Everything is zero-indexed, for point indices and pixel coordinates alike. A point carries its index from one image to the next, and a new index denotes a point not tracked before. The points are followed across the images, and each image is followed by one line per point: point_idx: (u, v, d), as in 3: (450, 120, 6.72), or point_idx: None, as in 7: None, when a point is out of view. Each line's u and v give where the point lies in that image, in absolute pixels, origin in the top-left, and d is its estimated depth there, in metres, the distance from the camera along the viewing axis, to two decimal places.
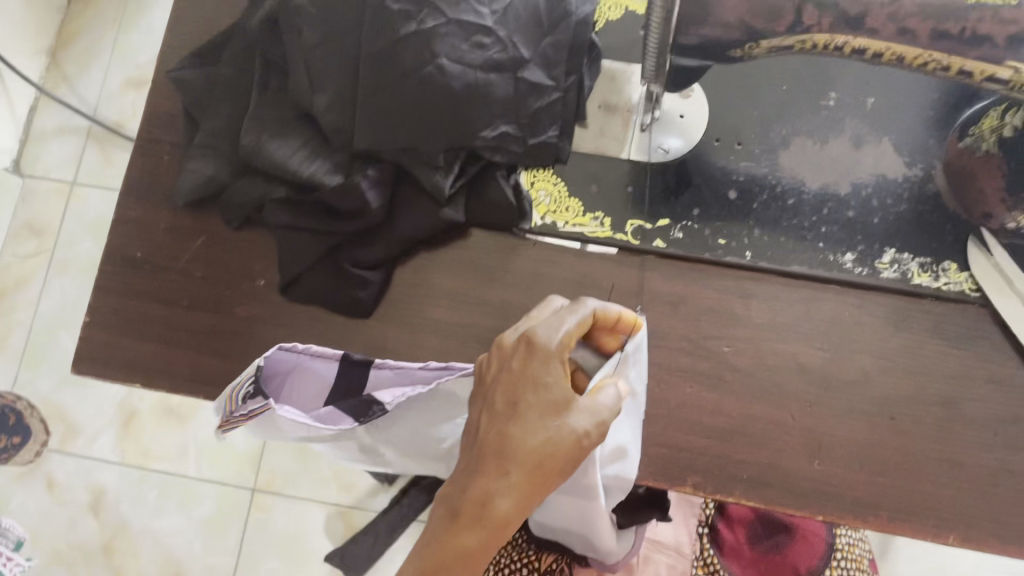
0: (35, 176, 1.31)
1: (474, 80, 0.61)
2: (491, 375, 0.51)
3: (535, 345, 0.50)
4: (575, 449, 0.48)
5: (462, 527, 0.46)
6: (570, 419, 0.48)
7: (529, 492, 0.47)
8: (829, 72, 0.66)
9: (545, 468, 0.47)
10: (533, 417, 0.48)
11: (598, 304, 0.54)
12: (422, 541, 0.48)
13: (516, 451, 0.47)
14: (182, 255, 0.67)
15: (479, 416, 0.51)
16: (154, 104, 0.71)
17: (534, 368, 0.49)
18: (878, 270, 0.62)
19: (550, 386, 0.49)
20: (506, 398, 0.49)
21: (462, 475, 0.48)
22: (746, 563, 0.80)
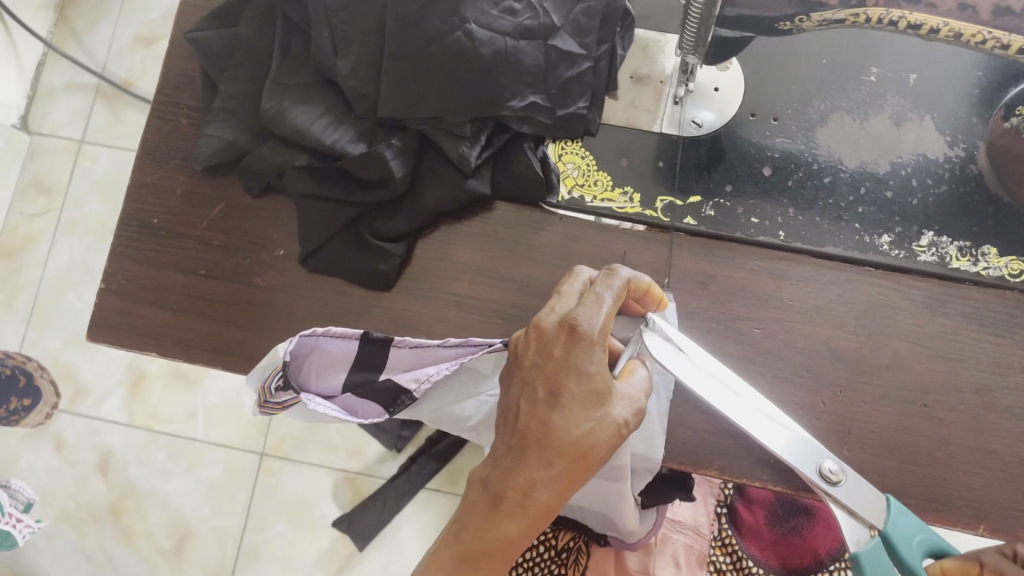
0: (43, 134, 1.29)
1: (504, 47, 0.59)
2: (530, 358, 0.50)
3: (578, 333, 0.48)
4: (615, 438, 0.48)
5: (505, 517, 0.46)
6: (612, 410, 0.48)
7: (570, 481, 0.47)
8: (871, 46, 0.64)
9: (587, 459, 0.47)
10: (575, 407, 0.48)
11: (631, 274, 0.52)
12: (460, 524, 0.48)
13: (559, 442, 0.47)
14: (199, 221, 0.66)
15: (516, 398, 0.50)
16: (170, 65, 0.68)
17: (577, 357, 0.48)
18: (915, 253, 0.60)
19: (592, 375, 0.48)
20: (547, 386, 0.48)
21: (502, 461, 0.48)
22: (767, 545, 0.82)
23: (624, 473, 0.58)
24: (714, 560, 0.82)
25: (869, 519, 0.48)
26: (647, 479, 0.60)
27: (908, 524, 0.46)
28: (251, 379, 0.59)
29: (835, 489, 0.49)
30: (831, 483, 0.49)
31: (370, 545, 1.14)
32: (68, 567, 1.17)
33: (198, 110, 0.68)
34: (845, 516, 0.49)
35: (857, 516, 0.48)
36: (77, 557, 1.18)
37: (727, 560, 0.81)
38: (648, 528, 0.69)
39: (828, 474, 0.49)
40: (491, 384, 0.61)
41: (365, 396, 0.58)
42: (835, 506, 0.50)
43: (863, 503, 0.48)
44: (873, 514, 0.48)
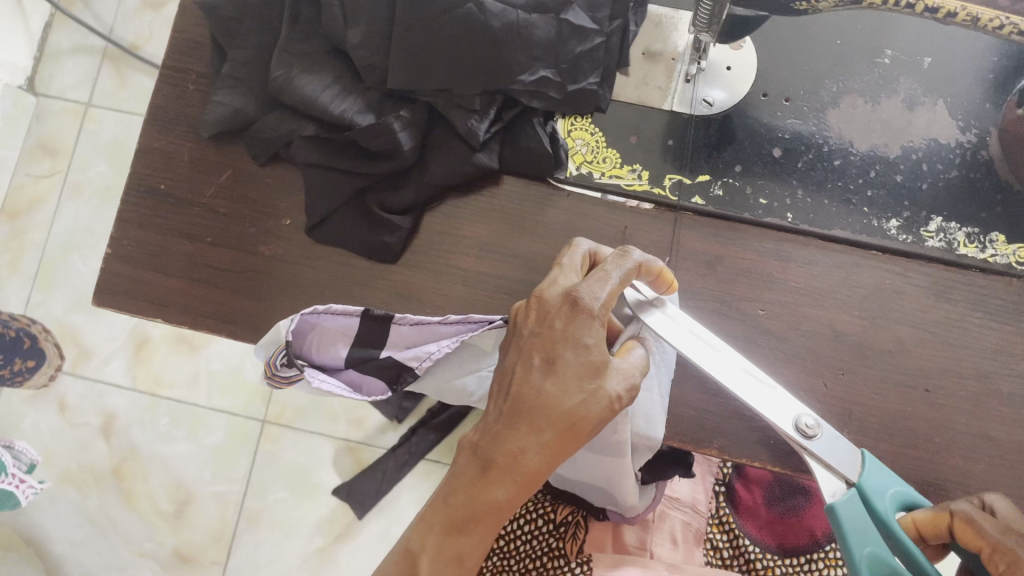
0: (49, 96, 1.29)
1: (515, 20, 0.59)
2: (528, 327, 0.51)
3: (580, 305, 0.49)
4: (606, 411, 0.49)
5: (493, 482, 0.47)
6: (605, 383, 0.49)
7: (558, 449, 0.48)
8: (886, 28, 0.63)
9: (576, 428, 0.48)
10: (570, 377, 0.48)
11: (644, 257, 0.52)
12: (449, 489, 0.49)
13: (550, 410, 0.48)
14: (206, 189, 0.66)
15: (511, 366, 0.50)
16: (179, 30, 0.68)
17: (576, 329, 0.49)
18: (923, 238, 0.60)
19: (588, 347, 0.49)
20: (544, 356, 0.49)
21: (493, 427, 0.49)
22: (762, 523, 0.77)
23: (625, 446, 0.58)
24: (711, 538, 0.77)
25: (843, 471, 0.50)
26: (646, 456, 0.60)
27: (882, 477, 0.50)
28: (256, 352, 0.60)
29: (811, 444, 0.50)
30: (807, 438, 0.50)
31: (369, 513, 1.15)
32: (70, 527, 1.19)
33: (207, 76, 0.67)
34: (822, 470, 0.51)
35: (833, 471, 0.50)
36: (79, 517, 1.19)
37: (723, 538, 0.77)
38: (649, 501, 0.69)
39: (805, 429, 0.50)
40: (493, 359, 0.61)
41: (368, 373, 0.58)
42: (812, 461, 0.51)
43: (837, 458, 0.50)
44: (846, 467, 0.50)
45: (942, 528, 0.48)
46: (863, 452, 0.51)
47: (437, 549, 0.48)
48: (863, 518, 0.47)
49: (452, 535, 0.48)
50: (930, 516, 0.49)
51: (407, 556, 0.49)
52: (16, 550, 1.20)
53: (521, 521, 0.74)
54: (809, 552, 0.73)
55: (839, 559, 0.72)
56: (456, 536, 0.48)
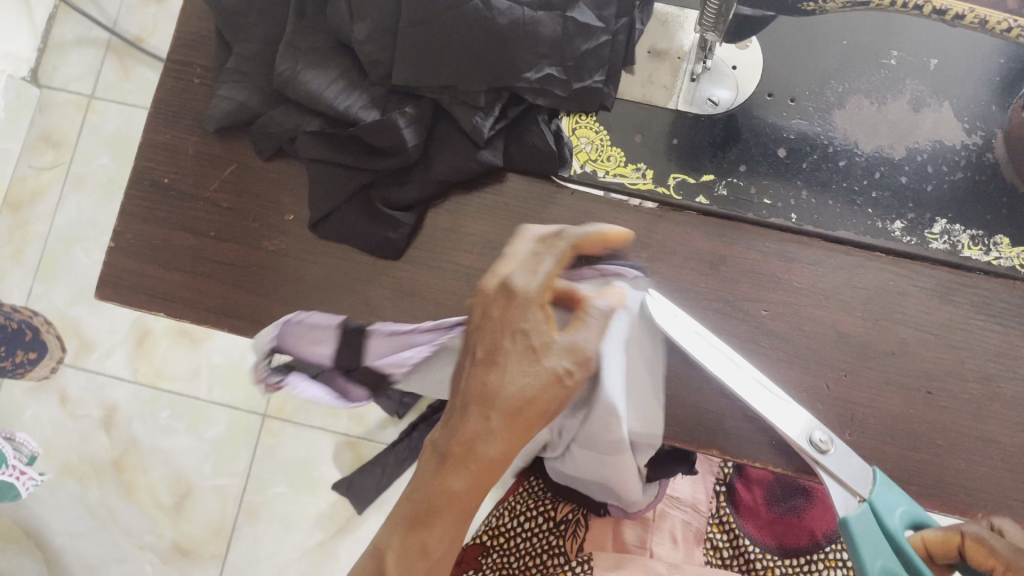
0: (53, 88, 1.29)
1: (521, 17, 0.59)
2: (475, 321, 0.52)
3: (513, 293, 0.50)
4: (557, 389, 0.50)
5: (450, 472, 0.49)
6: (548, 362, 0.50)
7: (512, 435, 0.50)
8: (893, 29, 0.63)
9: (525, 410, 0.49)
10: (512, 363, 0.50)
11: (576, 232, 0.52)
12: (415, 484, 0.51)
13: (497, 397, 0.49)
14: (210, 183, 0.66)
15: (465, 361, 0.52)
16: (185, 24, 0.68)
17: (513, 316, 0.50)
18: (927, 240, 0.59)
19: (528, 332, 0.50)
20: (487, 345, 0.51)
21: (451, 420, 0.51)
22: (762, 523, 0.77)
23: (622, 444, 0.58)
24: (711, 538, 0.77)
25: (853, 486, 0.53)
26: (649, 453, 0.60)
27: (891, 497, 0.52)
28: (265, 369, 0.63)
29: (823, 458, 0.53)
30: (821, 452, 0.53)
31: (369, 508, 1.15)
32: (70, 519, 1.20)
33: (212, 70, 0.67)
34: (833, 482, 0.53)
35: (847, 485, 0.52)
36: (79, 509, 1.20)
37: (723, 537, 0.77)
38: (651, 497, 0.70)
39: (818, 442, 0.53)
40: None
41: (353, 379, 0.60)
42: (824, 474, 0.53)
43: (850, 472, 0.53)
44: (859, 483, 0.53)
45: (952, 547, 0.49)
46: (874, 468, 0.54)
47: (402, 545, 0.50)
48: (872, 533, 0.49)
49: (415, 529, 0.50)
50: (942, 537, 0.50)
51: (377, 550, 0.51)
52: (16, 541, 1.21)
53: (521, 519, 0.74)
54: (808, 553, 0.73)
55: (839, 559, 0.72)
56: (419, 529, 0.50)
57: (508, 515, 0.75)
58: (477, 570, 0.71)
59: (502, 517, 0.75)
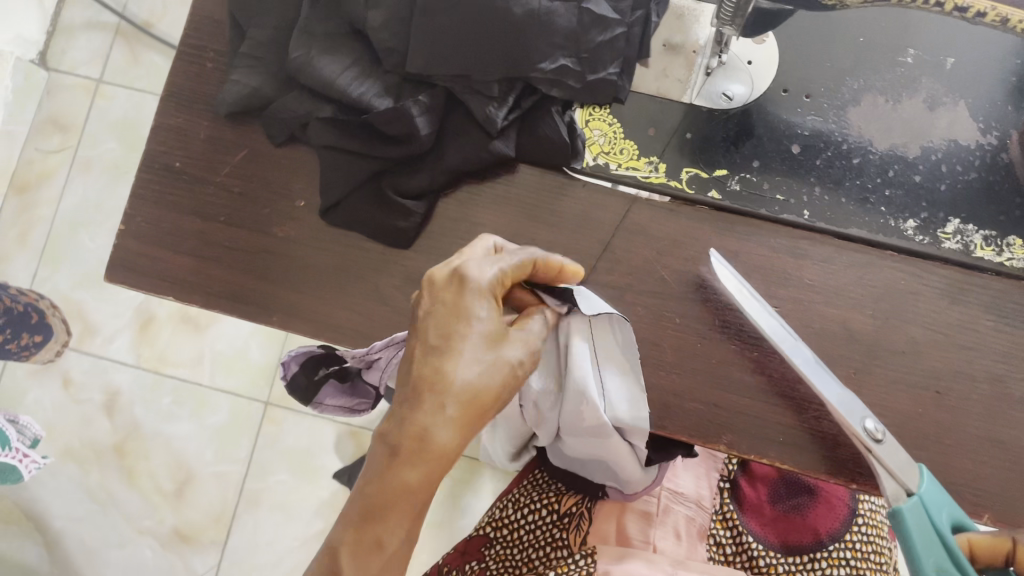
0: (61, 71, 1.29)
1: (538, 7, 0.59)
2: (422, 312, 0.52)
3: (467, 282, 0.51)
4: (511, 380, 0.51)
5: (404, 463, 0.48)
6: (503, 352, 0.51)
7: (466, 424, 0.49)
8: (910, 27, 0.63)
9: (480, 400, 0.49)
10: (466, 351, 0.50)
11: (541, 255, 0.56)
12: (367, 479, 0.49)
13: (454, 387, 0.49)
14: (221, 168, 0.65)
15: (411, 351, 0.51)
16: (198, 8, 0.67)
17: (466, 306, 0.50)
18: (940, 240, 0.59)
19: (479, 321, 0.50)
20: (438, 334, 0.50)
21: (400, 409, 0.49)
22: (766, 521, 0.76)
23: (607, 429, 0.58)
24: (715, 534, 0.75)
25: (902, 479, 0.53)
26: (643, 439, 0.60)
27: (939, 495, 0.52)
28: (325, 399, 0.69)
29: (876, 446, 0.53)
30: (873, 440, 0.53)
31: None
32: (70, 502, 1.20)
33: (225, 55, 0.67)
34: (886, 474, 0.53)
35: (896, 476, 0.53)
36: (80, 493, 1.20)
37: (727, 533, 0.75)
38: (651, 480, 0.69)
39: (871, 431, 0.53)
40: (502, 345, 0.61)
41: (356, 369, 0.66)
42: (876, 465, 0.54)
43: (899, 463, 0.53)
44: (908, 474, 0.53)
45: (999, 552, 0.52)
46: (920, 465, 0.54)
47: (355, 540, 0.48)
48: (927, 530, 0.51)
49: (367, 523, 0.48)
50: (990, 542, 0.53)
51: (327, 550, 0.49)
52: (17, 523, 1.21)
53: (526, 511, 0.74)
54: (813, 551, 0.73)
55: (843, 557, 0.72)
56: (373, 522, 0.48)
57: (513, 506, 0.75)
58: (479, 561, 0.73)
59: (509, 508, 0.75)
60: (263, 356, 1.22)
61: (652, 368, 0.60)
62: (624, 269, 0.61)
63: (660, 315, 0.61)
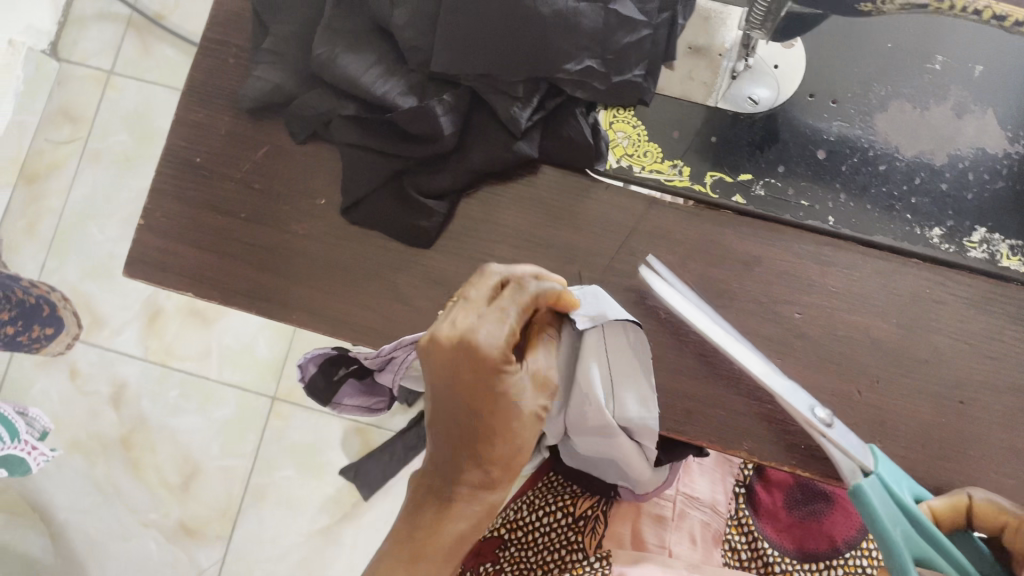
0: (73, 62, 1.29)
1: (565, 8, 0.58)
2: (442, 374, 0.51)
3: (487, 361, 0.49)
4: (537, 425, 0.54)
5: (455, 518, 0.53)
6: (531, 406, 0.53)
7: (507, 475, 0.55)
8: (939, 33, 0.62)
9: (520, 456, 0.54)
10: (505, 422, 0.51)
11: (538, 287, 0.53)
12: (410, 524, 0.54)
13: (500, 454, 0.53)
14: (241, 164, 0.65)
15: (441, 408, 0.52)
16: (220, 3, 0.67)
17: (490, 380, 0.50)
18: (966, 248, 0.59)
19: (508, 392, 0.51)
20: (469, 406, 0.51)
21: (447, 465, 0.53)
22: (781, 527, 0.77)
23: (613, 427, 0.59)
24: (730, 539, 0.75)
25: (860, 459, 0.52)
26: (653, 439, 0.60)
27: (892, 467, 0.53)
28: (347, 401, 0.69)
29: (827, 430, 0.53)
30: (824, 425, 0.53)
31: (377, 494, 1.15)
32: (76, 494, 1.20)
33: (247, 50, 0.67)
34: (842, 454, 0.53)
35: (852, 456, 0.52)
36: (86, 484, 1.20)
37: (742, 539, 0.75)
38: (662, 482, 0.70)
39: (821, 416, 0.53)
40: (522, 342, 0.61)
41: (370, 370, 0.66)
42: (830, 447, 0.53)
43: (852, 444, 0.53)
44: (864, 455, 0.53)
45: (960, 513, 0.52)
46: (874, 446, 0.54)
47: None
48: (886, 499, 0.51)
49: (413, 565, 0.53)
50: (948, 503, 0.52)
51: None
52: (21, 513, 1.21)
53: (541, 513, 0.73)
54: (829, 559, 0.73)
55: (859, 565, 0.73)
56: (418, 563, 0.53)
57: (528, 508, 0.75)
58: (494, 563, 0.72)
59: (523, 509, 0.75)
60: (271, 352, 1.21)
61: (672, 373, 0.60)
62: (646, 272, 0.61)
63: (682, 319, 0.60)
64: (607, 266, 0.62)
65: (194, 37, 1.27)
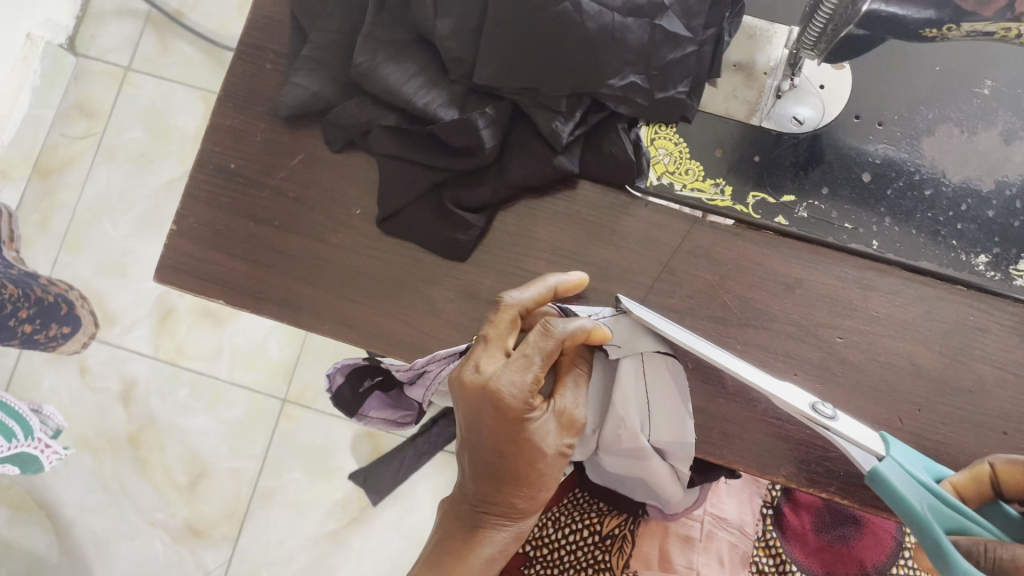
0: (89, 57, 1.28)
1: (610, 23, 0.57)
2: (467, 411, 0.53)
3: (504, 407, 0.51)
4: (561, 462, 0.55)
5: (482, 545, 0.54)
6: (554, 444, 0.54)
7: (535, 504, 0.55)
8: (988, 57, 0.61)
9: (545, 488, 0.55)
10: (525, 459, 0.53)
11: (565, 330, 0.52)
12: (436, 547, 0.55)
13: (523, 486, 0.54)
14: (276, 171, 0.64)
15: (470, 442, 0.54)
16: (257, 7, 0.66)
17: (508, 422, 0.52)
18: (1011, 277, 0.58)
19: (528, 433, 0.52)
20: (491, 443, 0.53)
21: (477, 492, 0.55)
22: (810, 551, 0.77)
23: (646, 451, 0.59)
24: (757, 561, 0.75)
25: (872, 447, 0.49)
26: (687, 464, 0.59)
27: (912, 456, 0.51)
28: (376, 415, 0.69)
29: (831, 423, 0.50)
30: (826, 418, 0.50)
31: (387, 500, 1.14)
32: (83, 492, 1.19)
33: (284, 56, 0.66)
34: (851, 445, 0.50)
35: (862, 445, 0.49)
36: (93, 482, 1.19)
37: (769, 561, 0.75)
38: (691, 502, 0.69)
39: (820, 409, 0.50)
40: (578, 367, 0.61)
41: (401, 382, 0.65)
42: (836, 438, 0.50)
43: (859, 433, 0.50)
44: (873, 442, 0.50)
45: (983, 481, 0.49)
46: (883, 435, 0.51)
47: None
48: (906, 479, 0.47)
49: None
50: (968, 477, 0.49)
51: None
52: (27, 510, 1.20)
53: (567, 532, 0.72)
54: None
55: None
56: None
57: (550, 524, 0.73)
58: None
59: (544, 525, 0.73)
60: (284, 354, 1.20)
61: (710, 395, 0.59)
62: (685, 292, 0.61)
63: (722, 341, 0.60)
64: (646, 284, 0.61)
65: (213, 35, 1.26)
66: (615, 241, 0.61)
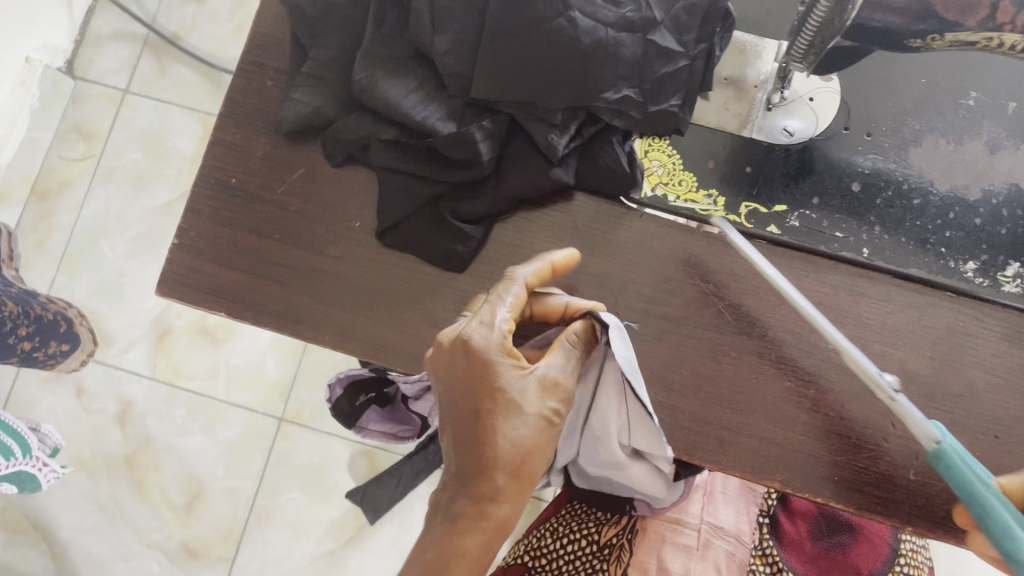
0: (87, 80, 1.29)
1: (605, 38, 0.59)
2: (446, 380, 0.54)
3: (478, 360, 0.52)
4: (544, 429, 0.55)
5: (466, 532, 0.53)
6: (532, 410, 0.54)
7: (519, 485, 0.55)
8: (969, 69, 0.62)
9: (526, 465, 0.55)
10: (504, 424, 0.53)
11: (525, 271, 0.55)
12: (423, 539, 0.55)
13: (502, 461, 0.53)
14: (277, 185, 0.65)
15: (451, 418, 0.55)
16: (258, 27, 0.68)
17: (485, 378, 0.53)
18: (1000, 283, 0.59)
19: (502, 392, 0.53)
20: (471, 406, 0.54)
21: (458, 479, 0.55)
22: (806, 558, 0.76)
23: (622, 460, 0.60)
24: (756, 570, 0.75)
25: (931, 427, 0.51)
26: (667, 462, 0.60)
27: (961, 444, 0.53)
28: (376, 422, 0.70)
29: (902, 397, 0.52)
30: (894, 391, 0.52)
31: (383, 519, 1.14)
32: (79, 513, 1.19)
33: (284, 73, 0.67)
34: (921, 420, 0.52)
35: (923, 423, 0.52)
36: (89, 503, 1.19)
37: (768, 570, 0.75)
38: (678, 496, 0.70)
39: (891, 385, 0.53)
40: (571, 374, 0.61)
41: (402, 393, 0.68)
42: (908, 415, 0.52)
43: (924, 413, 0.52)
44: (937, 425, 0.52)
45: None
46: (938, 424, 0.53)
47: None
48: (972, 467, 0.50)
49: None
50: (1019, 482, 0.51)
51: None
52: (23, 533, 1.20)
53: (564, 540, 0.75)
54: None
55: None
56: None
57: (550, 535, 0.77)
58: None
59: (544, 536, 0.76)
60: (279, 372, 1.20)
61: (705, 403, 0.60)
62: (680, 301, 0.61)
63: (718, 348, 0.60)
64: (641, 293, 0.62)
65: (210, 58, 1.27)
66: (612, 249, 0.62)
